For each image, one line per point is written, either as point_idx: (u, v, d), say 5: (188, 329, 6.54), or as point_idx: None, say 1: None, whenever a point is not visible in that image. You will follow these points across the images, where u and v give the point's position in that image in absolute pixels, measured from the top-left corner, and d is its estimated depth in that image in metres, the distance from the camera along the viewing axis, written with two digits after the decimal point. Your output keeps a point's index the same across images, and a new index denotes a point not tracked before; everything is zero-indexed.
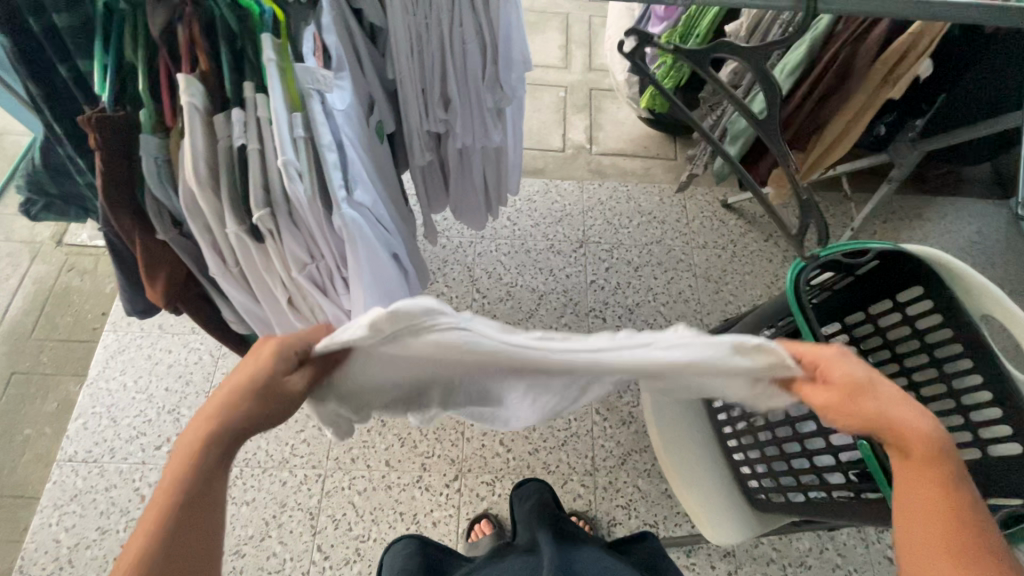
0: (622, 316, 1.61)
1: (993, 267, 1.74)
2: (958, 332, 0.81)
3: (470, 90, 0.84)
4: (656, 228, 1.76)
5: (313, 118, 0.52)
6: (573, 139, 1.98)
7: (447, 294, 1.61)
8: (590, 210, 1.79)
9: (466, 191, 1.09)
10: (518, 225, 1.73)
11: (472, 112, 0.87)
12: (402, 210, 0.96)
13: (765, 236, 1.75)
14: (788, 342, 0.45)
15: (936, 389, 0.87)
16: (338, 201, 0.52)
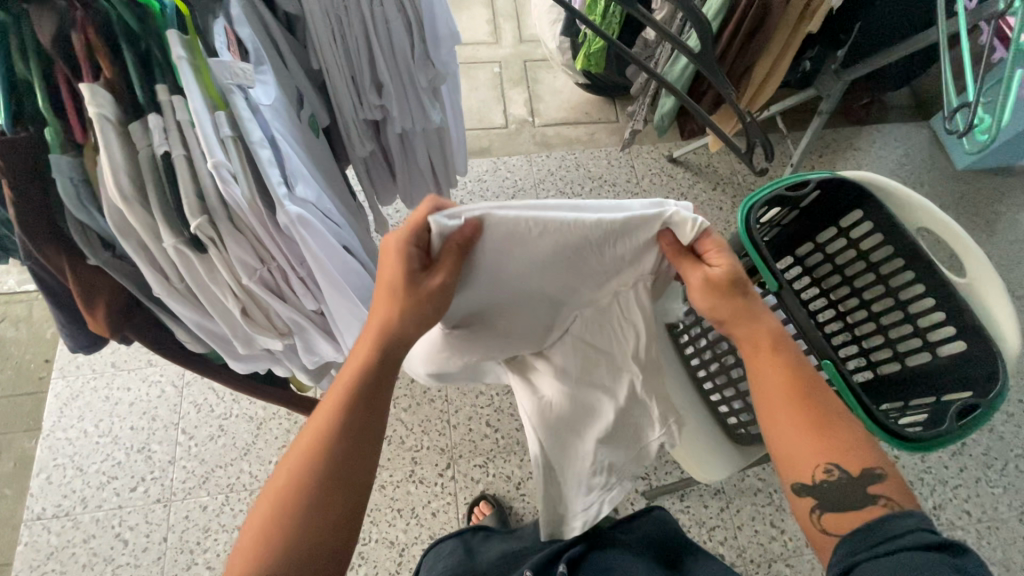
0: None
1: (922, 186, 1.85)
2: (898, 247, 0.87)
3: (401, 70, 0.81)
4: (608, 192, 1.79)
5: (239, 115, 0.49)
6: (515, 114, 1.98)
7: None
8: (542, 182, 1.79)
9: (413, 177, 1.07)
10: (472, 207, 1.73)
11: (407, 94, 0.85)
12: (350, 203, 0.93)
13: (713, 184, 1.81)
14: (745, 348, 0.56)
15: (886, 304, 0.91)
16: (281, 197, 0.49)
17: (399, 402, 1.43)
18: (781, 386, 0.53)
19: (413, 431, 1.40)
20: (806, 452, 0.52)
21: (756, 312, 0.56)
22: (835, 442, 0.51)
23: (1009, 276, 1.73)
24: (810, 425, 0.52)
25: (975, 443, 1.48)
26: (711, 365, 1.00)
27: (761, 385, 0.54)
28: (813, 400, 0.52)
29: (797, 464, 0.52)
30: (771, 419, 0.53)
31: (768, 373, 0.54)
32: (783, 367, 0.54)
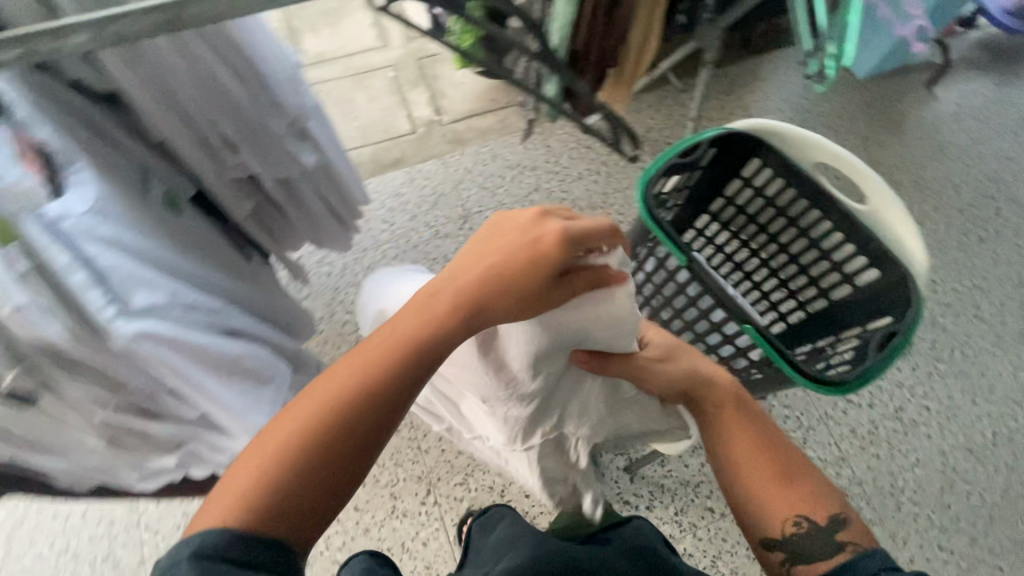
0: None
1: (829, 102, 1.89)
2: (801, 188, 0.89)
3: (250, 121, 0.74)
4: (530, 176, 1.76)
5: (35, 244, 0.42)
6: (420, 116, 1.92)
7: (351, 320, 1.55)
8: (462, 181, 1.74)
9: (311, 218, 1.02)
10: (396, 224, 1.68)
11: (266, 145, 0.79)
12: (240, 266, 0.88)
13: (631, 146, 1.80)
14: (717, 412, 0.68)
15: (801, 245, 0.93)
16: (110, 319, 0.45)
17: None
18: (751, 449, 0.63)
19: (385, 466, 1.37)
20: (779, 507, 0.60)
21: (708, 380, 0.69)
22: (802, 496, 0.61)
23: (923, 172, 1.80)
24: (776, 479, 0.62)
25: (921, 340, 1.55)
26: None
27: (736, 450, 0.64)
28: (778, 458, 0.63)
29: (769, 513, 0.61)
30: (744, 477, 0.63)
31: (735, 439, 0.65)
32: (747, 430, 0.65)
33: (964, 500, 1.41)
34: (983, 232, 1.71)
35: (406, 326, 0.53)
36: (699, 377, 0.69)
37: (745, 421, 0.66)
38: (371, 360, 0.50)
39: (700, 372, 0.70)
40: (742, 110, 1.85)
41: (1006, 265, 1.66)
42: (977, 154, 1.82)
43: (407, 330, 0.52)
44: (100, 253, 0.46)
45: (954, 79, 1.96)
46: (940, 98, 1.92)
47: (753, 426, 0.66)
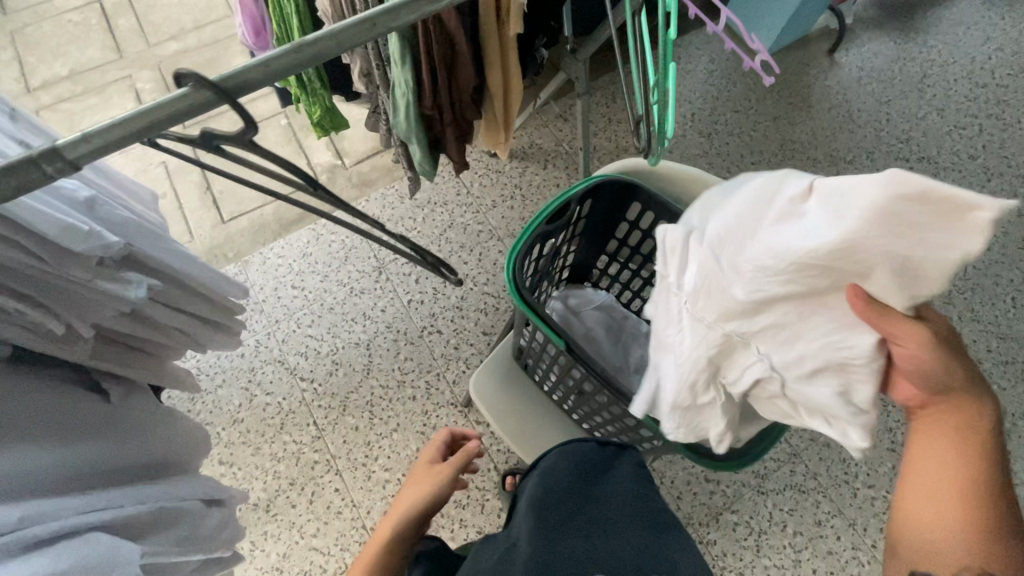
0: (454, 318, 1.55)
1: (735, 86, 1.86)
2: None
3: (49, 276, 0.63)
4: (442, 213, 1.68)
5: None
6: (321, 163, 1.82)
7: (274, 401, 1.46)
8: (371, 229, 1.66)
9: (186, 329, 0.92)
10: (307, 287, 1.58)
11: (75, 295, 0.66)
12: (104, 415, 0.77)
13: (543, 163, 1.73)
14: (923, 430, 0.64)
15: None
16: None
17: (305, 530, 1.34)
18: (954, 481, 0.61)
19: (332, 554, 1.31)
20: (952, 549, 0.59)
21: (954, 404, 0.62)
22: (974, 550, 0.58)
23: (836, 143, 1.78)
24: (971, 519, 0.60)
25: None
26: (557, 389, 1.01)
27: (936, 465, 0.62)
28: (976, 510, 0.60)
29: (940, 541, 0.61)
30: (923, 501, 0.62)
31: (945, 456, 0.62)
32: (948, 477, 0.61)
33: None
34: None
35: (386, 529, 0.84)
36: (949, 391, 0.62)
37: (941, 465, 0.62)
38: (375, 548, 0.81)
39: (948, 384, 0.61)
40: None
41: None
42: (886, 117, 1.82)
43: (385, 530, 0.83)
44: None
45: (855, 41, 1.95)
46: (843, 65, 1.91)
47: (941, 471, 0.62)
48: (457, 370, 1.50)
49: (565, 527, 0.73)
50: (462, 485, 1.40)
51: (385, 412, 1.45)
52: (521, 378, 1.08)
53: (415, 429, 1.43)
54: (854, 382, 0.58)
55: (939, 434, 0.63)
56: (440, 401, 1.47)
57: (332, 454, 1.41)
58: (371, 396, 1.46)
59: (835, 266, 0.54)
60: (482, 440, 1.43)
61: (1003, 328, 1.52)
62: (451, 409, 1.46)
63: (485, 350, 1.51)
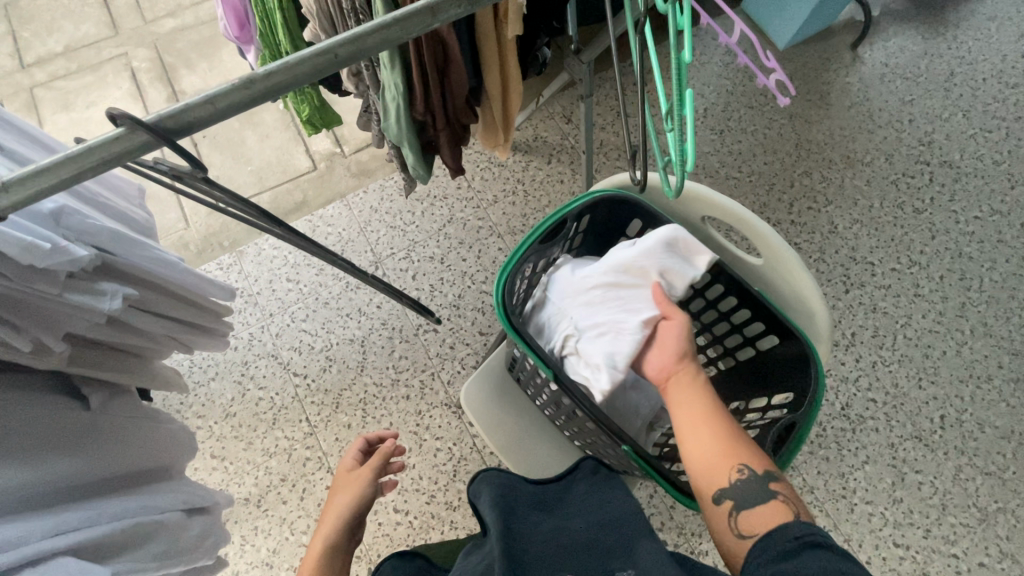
0: (451, 316, 1.52)
1: (751, 80, 1.78)
2: None
3: (12, 290, 0.60)
4: (441, 206, 1.63)
5: None
6: (319, 150, 1.78)
7: (266, 395, 1.45)
8: (369, 222, 1.62)
9: (162, 336, 0.87)
10: (302, 280, 1.55)
11: (45, 307, 0.63)
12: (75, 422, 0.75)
13: (547, 158, 1.68)
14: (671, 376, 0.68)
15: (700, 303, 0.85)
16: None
17: (295, 526, 1.34)
18: (709, 413, 0.62)
19: None
20: (721, 462, 0.59)
21: (682, 351, 0.68)
22: (739, 456, 0.60)
23: (854, 145, 1.70)
24: (728, 438, 0.61)
25: (862, 329, 1.49)
26: (550, 404, 0.98)
27: (687, 402, 0.64)
28: (729, 431, 0.61)
29: (714, 471, 0.59)
30: (695, 435, 0.62)
31: (689, 395, 0.64)
32: (703, 408, 0.63)
33: (916, 493, 1.34)
34: (919, 202, 1.63)
35: (321, 536, 0.83)
36: (681, 341, 0.69)
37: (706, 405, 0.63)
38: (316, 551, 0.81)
39: (679, 342, 0.69)
40: None
41: (944, 235, 1.59)
42: (908, 118, 1.73)
43: (321, 536, 0.83)
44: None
45: (880, 35, 1.85)
46: (866, 60, 1.82)
47: (688, 403, 0.64)
48: (451, 370, 1.47)
49: (531, 534, 0.77)
50: (453, 486, 1.38)
51: (378, 410, 1.43)
52: (513, 389, 1.06)
53: (407, 428, 1.42)
54: (621, 344, 0.70)
55: (681, 376, 0.66)
56: (433, 401, 1.45)
57: (323, 451, 1.40)
58: (364, 394, 1.45)
59: (636, 271, 0.74)
60: (475, 442, 1.41)
61: (1017, 344, 1.47)
62: (444, 409, 1.44)
63: (480, 350, 1.49)
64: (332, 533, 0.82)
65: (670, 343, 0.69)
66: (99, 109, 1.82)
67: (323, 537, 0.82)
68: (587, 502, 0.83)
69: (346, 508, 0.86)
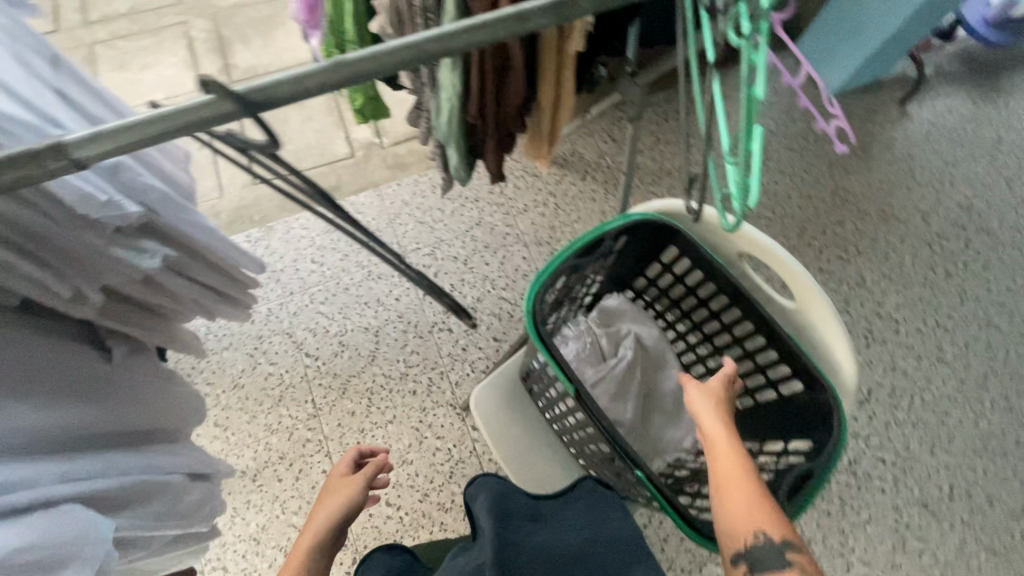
0: (467, 318, 1.53)
1: (794, 123, 1.78)
2: (720, 284, 0.78)
3: (63, 243, 0.62)
4: (471, 208, 1.64)
5: None
6: (359, 139, 1.80)
7: (276, 372, 1.46)
8: (398, 215, 1.63)
9: (189, 303, 0.88)
10: (326, 264, 1.57)
11: (89, 263, 0.65)
12: (104, 375, 0.76)
13: (582, 175, 1.68)
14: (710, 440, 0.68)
15: (725, 339, 0.85)
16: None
17: (287, 506, 1.34)
18: (741, 476, 0.63)
19: None
20: (746, 521, 0.60)
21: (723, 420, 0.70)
22: (769, 521, 0.59)
23: (891, 200, 1.69)
24: (759, 501, 0.61)
25: (879, 387, 1.47)
26: (559, 418, 0.98)
27: (724, 465, 0.65)
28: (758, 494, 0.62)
29: (735, 529, 0.60)
30: (727, 490, 0.63)
31: (728, 461, 0.65)
32: (740, 470, 0.64)
33: (916, 560, 1.31)
34: (951, 265, 1.60)
35: (309, 533, 0.83)
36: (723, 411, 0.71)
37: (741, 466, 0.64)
38: (304, 546, 0.81)
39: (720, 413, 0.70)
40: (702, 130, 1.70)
41: (973, 302, 1.56)
42: (949, 180, 1.72)
43: (311, 532, 0.83)
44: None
45: (930, 94, 1.84)
46: (913, 117, 1.80)
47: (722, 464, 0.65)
48: (461, 372, 1.47)
49: (524, 545, 0.76)
50: (448, 488, 1.38)
51: (383, 401, 1.44)
52: (524, 399, 1.05)
53: (410, 423, 1.42)
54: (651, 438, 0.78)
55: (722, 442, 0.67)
56: (439, 400, 1.45)
57: (324, 434, 1.40)
58: (372, 383, 1.45)
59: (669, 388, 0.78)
60: (475, 446, 1.41)
61: None
62: (448, 410, 1.44)
63: (492, 356, 1.49)
64: (324, 529, 0.83)
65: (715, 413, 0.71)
66: (152, 72, 1.86)
67: (313, 531, 0.83)
68: (581, 518, 0.83)
69: (339, 507, 0.86)
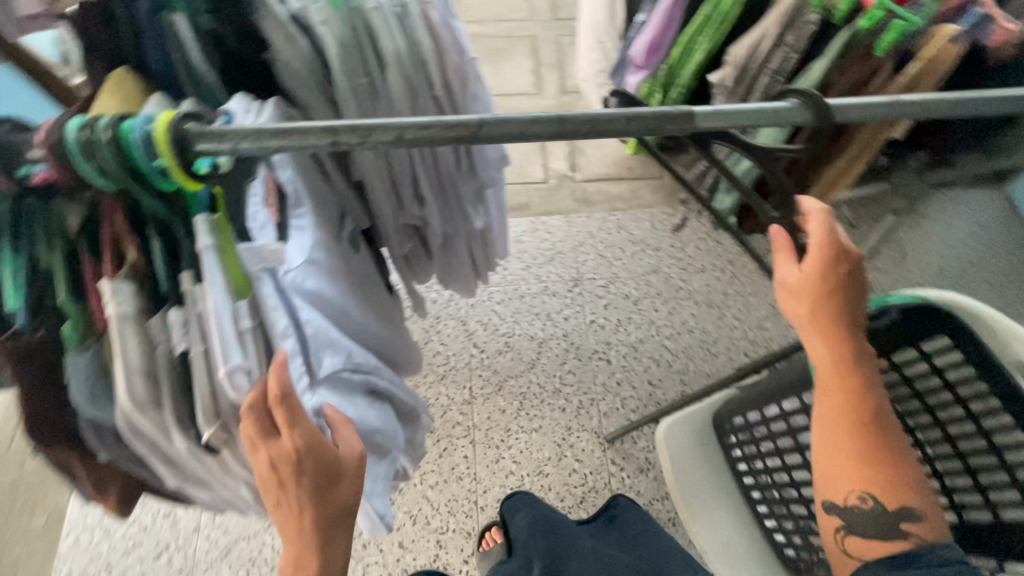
0: (627, 355, 1.57)
1: None
2: (993, 385, 0.77)
3: (443, 181, 0.77)
4: (650, 256, 1.72)
5: (263, 302, 0.49)
6: (555, 168, 1.91)
7: (443, 352, 1.56)
8: (581, 244, 1.74)
9: (455, 266, 1.01)
10: (508, 269, 1.69)
11: (449, 203, 0.81)
12: (385, 305, 0.88)
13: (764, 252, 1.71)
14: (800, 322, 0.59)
15: (976, 443, 0.82)
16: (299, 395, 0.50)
17: (425, 478, 1.41)
18: (848, 433, 0.59)
19: (439, 511, 1.38)
20: (847, 479, 0.60)
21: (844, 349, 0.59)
22: (883, 479, 0.58)
23: None
24: (870, 453, 0.59)
25: None
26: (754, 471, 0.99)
27: (832, 425, 0.60)
28: (873, 446, 0.59)
29: (833, 483, 0.61)
30: (838, 447, 0.60)
31: (835, 397, 0.60)
32: (861, 421, 0.59)
33: None
34: None
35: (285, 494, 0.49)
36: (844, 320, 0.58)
37: (857, 412, 0.59)
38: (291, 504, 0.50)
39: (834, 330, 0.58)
40: (917, 233, 1.62)
41: None
42: None
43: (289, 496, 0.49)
44: (308, 320, 0.51)
45: None
46: None
47: (832, 408, 0.60)
48: (610, 405, 1.51)
49: None
50: (576, 511, 1.40)
51: (533, 409, 1.50)
52: (711, 445, 1.07)
53: (553, 437, 1.46)
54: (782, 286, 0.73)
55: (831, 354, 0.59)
56: (585, 424, 1.48)
57: (473, 422, 1.47)
58: (526, 389, 1.52)
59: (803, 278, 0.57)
60: (610, 480, 1.42)
61: None
62: (591, 437, 1.47)
63: (644, 398, 1.51)
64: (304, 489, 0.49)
65: (827, 331, 0.58)
66: None
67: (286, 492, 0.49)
68: None
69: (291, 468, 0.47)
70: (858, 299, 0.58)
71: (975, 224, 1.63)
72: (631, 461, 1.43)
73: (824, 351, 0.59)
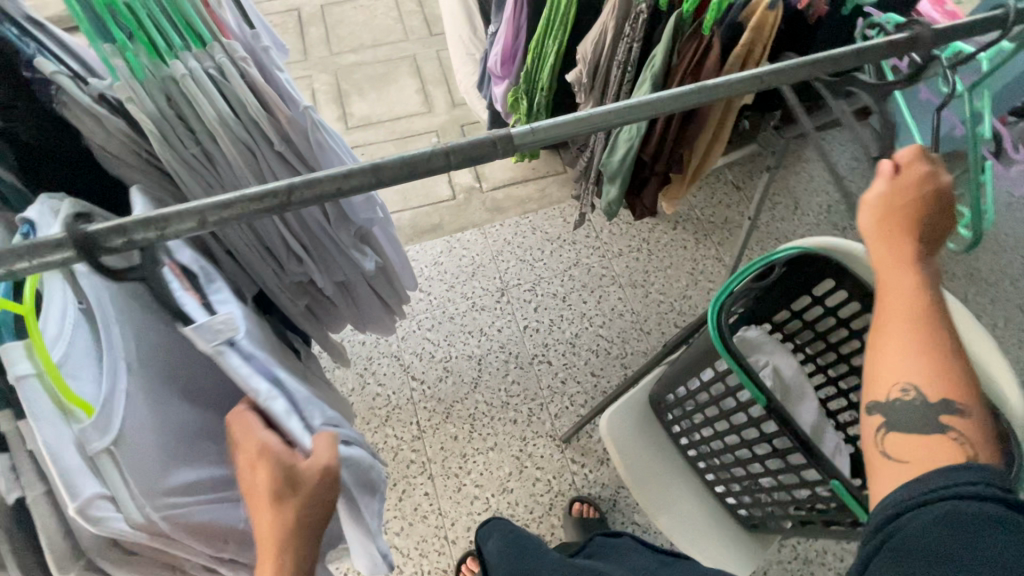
0: (566, 352, 1.58)
1: None
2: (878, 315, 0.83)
3: (318, 233, 0.75)
4: (568, 250, 1.74)
5: (238, 373, 0.50)
6: (461, 183, 1.91)
7: (383, 393, 1.51)
8: (500, 253, 1.73)
9: (363, 310, 0.97)
10: (432, 294, 1.66)
11: (330, 253, 0.78)
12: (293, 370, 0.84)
13: (673, 224, 1.78)
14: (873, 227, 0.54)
15: None
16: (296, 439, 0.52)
17: (389, 526, 1.35)
18: (910, 325, 0.49)
19: (410, 556, 1.33)
20: (903, 370, 0.48)
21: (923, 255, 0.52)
22: (946, 379, 0.47)
23: None
24: (933, 355, 0.48)
25: None
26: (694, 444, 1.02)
27: (897, 326, 0.49)
28: (936, 351, 0.48)
29: (877, 376, 0.50)
30: (881, 331, 0.50)
31: (894, 285, 0.51)
32: (910, 323, 0.49)
33: None
34: None
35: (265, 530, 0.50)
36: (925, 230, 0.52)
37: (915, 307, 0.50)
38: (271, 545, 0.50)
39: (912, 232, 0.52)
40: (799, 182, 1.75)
41: None
42: None
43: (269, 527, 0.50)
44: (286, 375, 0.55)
45: None
46: None
47: (887, 300, 0.51)
48: (560, 405, 1.51)
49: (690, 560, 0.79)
50: (547, 519, 1.39)
51: (485, 428, 1.47)
52: (654, 426, 1.09)
53: (511, 451, 1.45)
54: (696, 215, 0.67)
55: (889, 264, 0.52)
56: (539, 430, 1.48)
57: (428, 457, 1.44)
58: (474, 409, 1.50)
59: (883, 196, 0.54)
60: (574, 480, 1.42)
61: None
62: (548, 441, 1.46)
63: (591, 391, 1.53)
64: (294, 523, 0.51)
65: (893, 235, 0.52)
66: None
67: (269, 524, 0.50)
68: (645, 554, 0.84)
69: (283, 501, 0.50)
70: (940, 221, 0.52)
71: (850, 160, 1.76)
72: (590, 455, 1.44)
73: (889, 250, 0.52)
